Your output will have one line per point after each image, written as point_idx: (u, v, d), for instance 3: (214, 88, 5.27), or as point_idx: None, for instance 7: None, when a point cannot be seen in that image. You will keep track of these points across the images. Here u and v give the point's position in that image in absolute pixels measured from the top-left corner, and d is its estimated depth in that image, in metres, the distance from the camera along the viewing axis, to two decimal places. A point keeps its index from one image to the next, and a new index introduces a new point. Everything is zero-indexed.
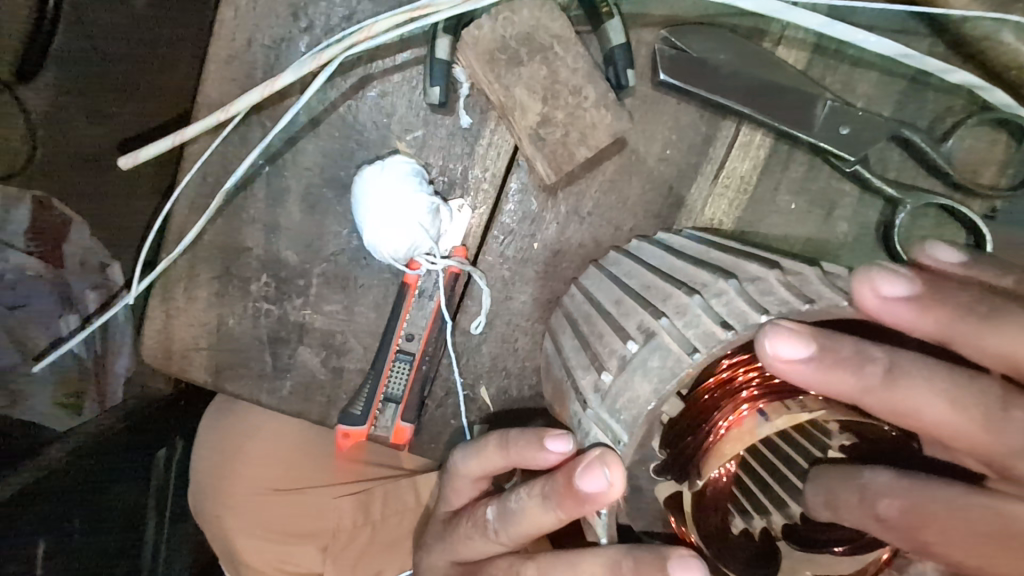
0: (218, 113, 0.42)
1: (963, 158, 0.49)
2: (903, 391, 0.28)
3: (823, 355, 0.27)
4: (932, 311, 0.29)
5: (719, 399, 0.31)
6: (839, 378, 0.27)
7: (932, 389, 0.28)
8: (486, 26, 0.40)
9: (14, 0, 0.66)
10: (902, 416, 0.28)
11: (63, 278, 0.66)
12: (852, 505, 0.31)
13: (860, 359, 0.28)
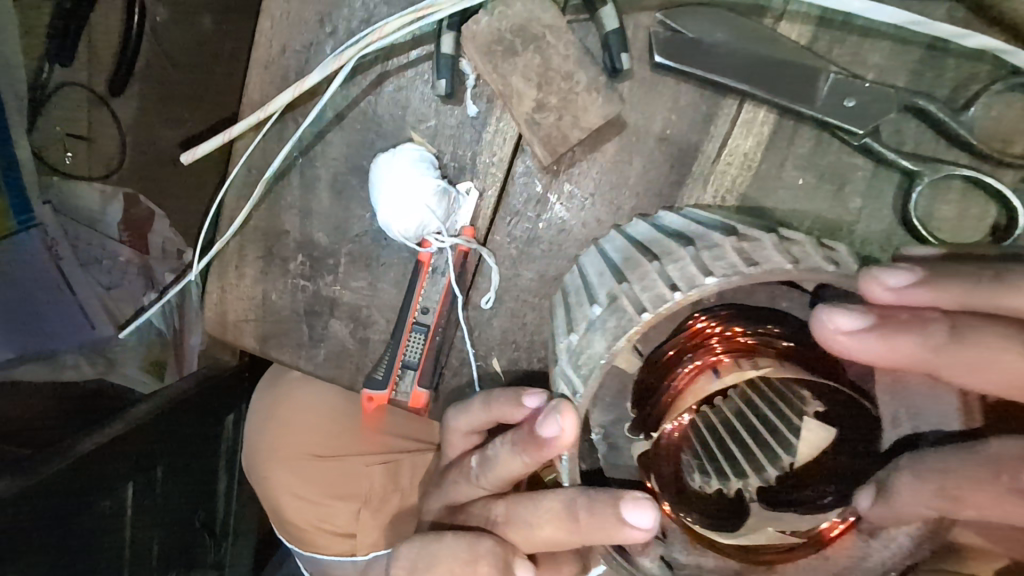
0: (258, 113, 0.49)
1: (990, 127, 0.46)
2: (968, 341, 0.32)
3: (882, 321, 0.32)
4: (958, 286, 0.33)
5: (680, 358, 0.34)
6: (903, 341, 0.32)
7: (996, 340, 0.32)
8: (483, 22, 0.43)
9: (107, 24, 0.76)
10: (981, 370, 0.32)
11: (148, 264, 0.77)
12: (983, 482, 0.31)
13: (920, 323, 0.32)
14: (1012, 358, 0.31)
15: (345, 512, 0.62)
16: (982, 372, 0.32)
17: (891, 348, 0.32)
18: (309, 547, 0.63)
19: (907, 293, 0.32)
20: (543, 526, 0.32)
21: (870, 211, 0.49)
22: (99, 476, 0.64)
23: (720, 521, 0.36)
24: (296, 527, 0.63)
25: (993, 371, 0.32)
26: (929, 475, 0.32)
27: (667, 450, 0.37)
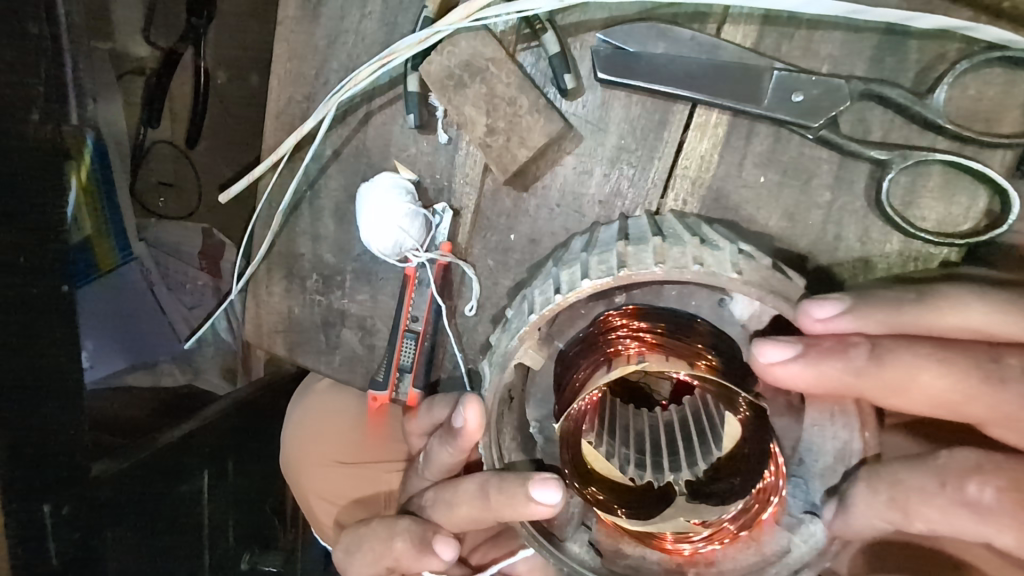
0: (270, 157, 0.58)
1: (969, 107, 0.44)
2: (891, 365, 0.33)
3: (808, 349, 0.34)
4: (881, 312, 0.35)
5: (586, 354, 0.37)
6: (827, 369, 0.34)
7: (920, 360, 0.33)
8: (435, 61, 0.48)
9: (182, 88, 0.92)
10: (905, 389, 0.33)
11: (220, 286, 0.92)
12: (932, 494, 0.34)
13: (844, 347, 0.34)
14: (932, 376, 0.33)
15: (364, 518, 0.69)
16: (905, 393, 0.34)
17: (818, 375, 0.34)
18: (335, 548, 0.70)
19: (829, 325, 0.34)
20: (458, 503, 0.37)
21: (842, 203, 0.48)
22: (179, 463, 0.77)
23: (657, 507, 0.41)
24: (323, 527, 0.70)
25: (916, 391, 0.33)
26: (884, 487, 0.35)
27: (575, 437, 0.40)
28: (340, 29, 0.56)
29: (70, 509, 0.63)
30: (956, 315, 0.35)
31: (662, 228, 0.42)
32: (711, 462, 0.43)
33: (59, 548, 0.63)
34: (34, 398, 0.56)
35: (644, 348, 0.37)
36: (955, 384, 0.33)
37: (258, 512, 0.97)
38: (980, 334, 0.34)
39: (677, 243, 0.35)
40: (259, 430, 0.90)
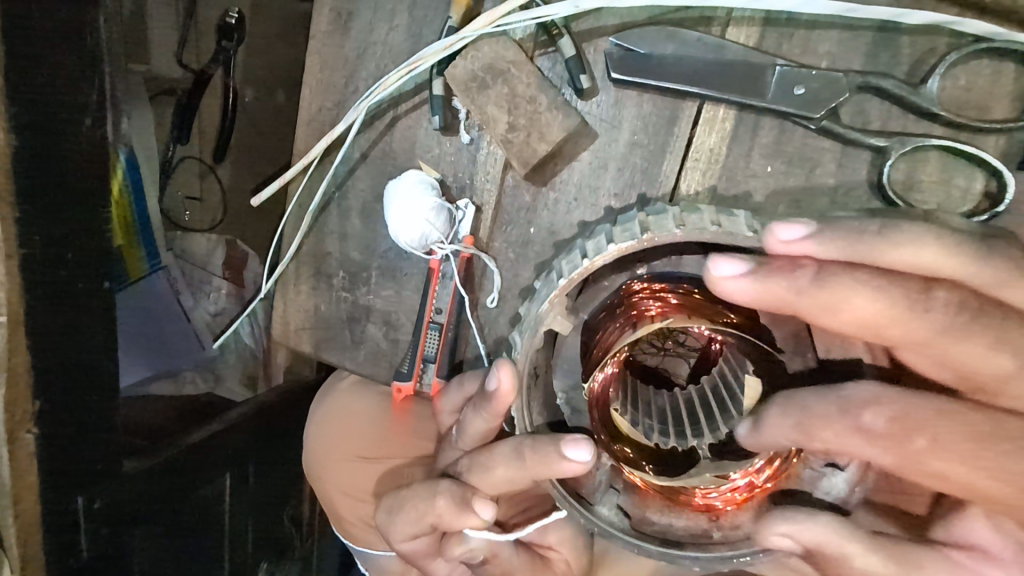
0: (301, 160, 0.62)
1: (961, 96, 0.47)
2: (829, 288, 0.35)
3: (761, 266, 0.35)
4: (841, 240, 0.35)
5: (618, 317, 0.40)
6: (771, 285, 0.35)
7: (858, 286, 0.34)
8: (460, 65, 0.52)
9: (211, 107, 0.97)
10: (837, 308, 0.35)
11: (242, 295, 0.96)
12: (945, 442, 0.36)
13: (792, 267, 0.35)
14: (864, 301, 0.34)
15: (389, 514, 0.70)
16: (834, 314, 0.35)
17: (768, 293, 0.35)
18: (360, 544, 0.72)
19: (793, 247, 0.35)
20: (496, 464, 0.38)
21: (845, 189, 0.50)
22: (203, 463, 0.79)
23: (682, 466, 0.43)
24: (348, 521, 0.72)
25: (845, 312, 0.35)
26: (793, 411, 0.38)
27: (603, 398, 0.43)
28: (369, 41, 0.60)
29: (102, 503, 0.64)
30: (912, 251, 0.34)
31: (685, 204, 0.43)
32: (730, 425, 0.44)
33: (89, 541, 0.64)
34: (75, 390, 0.59)
35: (667, 309, 0.40)
36: (884, 308, 0.35)
37: (277, 518, 0.98)
38: (922, 271, 0.35)
39: (697, 217, 0.36)
40: (282, 435, 0.92)
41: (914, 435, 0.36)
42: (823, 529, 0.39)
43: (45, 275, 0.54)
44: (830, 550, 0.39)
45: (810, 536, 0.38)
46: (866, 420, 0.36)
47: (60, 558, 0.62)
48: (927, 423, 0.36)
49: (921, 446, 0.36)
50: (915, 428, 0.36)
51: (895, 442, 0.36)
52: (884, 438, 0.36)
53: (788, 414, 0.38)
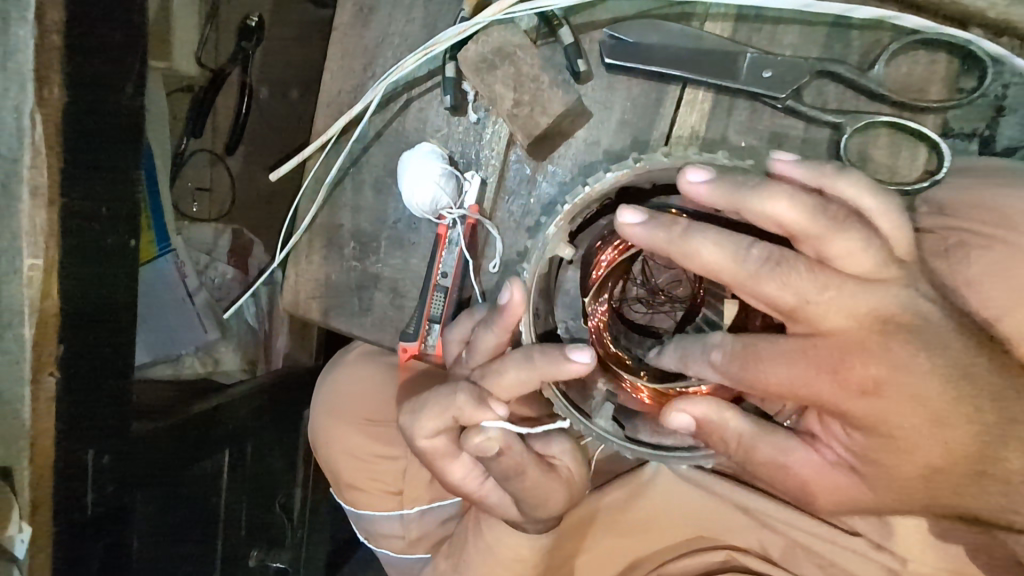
0: (321, 137, 0.67)
1: (903, 80, 0.55)
2: (691, 240, 0.40)
3: (650, 217, 0.41)
4: (724, 193, 0.40)
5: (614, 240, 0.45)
6: (650, 233, 0.41)
7: (710, 241, 0.40)
8: (472, 48, 0.58)
9: (226, 104, 1.03)
10: (691, 259, 0.40)
11: (248, 280, 1.01)
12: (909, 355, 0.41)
13: (671, 220, 0.41)
14: (712, 252, 0.40)
15: (384, 476, 0.76)
16: (688, 261, 0.40)
17: (649, 240, 0.41)
18: (364, 506, 0.77)
19: (693, 189, 0.40)
20: (511, 365, 0.41)
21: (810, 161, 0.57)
22: (206, 433, 0.80)
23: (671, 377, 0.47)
24: (352, 484, 0.77)
25: (699, 259, 0.40)
26: (676, 347, 0.45)
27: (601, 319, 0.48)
28: (387, 32, 0.67)
29: (110, 458, 0.66)
30: (775, 205, 0.38)
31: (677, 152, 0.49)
32: None
33: (94, 498, 0.65)
34: (97, 340, 0.62)
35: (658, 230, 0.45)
36: (728, 257, 0.40)
37: (270, 504, 0.98)
38: (780, 223, 0.39)
39: (681, 153, 0.43)
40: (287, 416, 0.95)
41: (748, 367, 0.41)
42: (704, 405, 0.42)
43: (79, 226, 0.58)
44: (714, 420, 0.42)
45: (696, 406, 0.42)
46: (713, 356, 0.43)
47: (65, 509, 0.63)
48: (762, 355, 0.41)
49: (755, 377, 0.41)
50: (748, 363, 0.41)
51: (733, 374, 0.42)
52: (722, 372, 0.42)
53: (674, 346, 0.45)
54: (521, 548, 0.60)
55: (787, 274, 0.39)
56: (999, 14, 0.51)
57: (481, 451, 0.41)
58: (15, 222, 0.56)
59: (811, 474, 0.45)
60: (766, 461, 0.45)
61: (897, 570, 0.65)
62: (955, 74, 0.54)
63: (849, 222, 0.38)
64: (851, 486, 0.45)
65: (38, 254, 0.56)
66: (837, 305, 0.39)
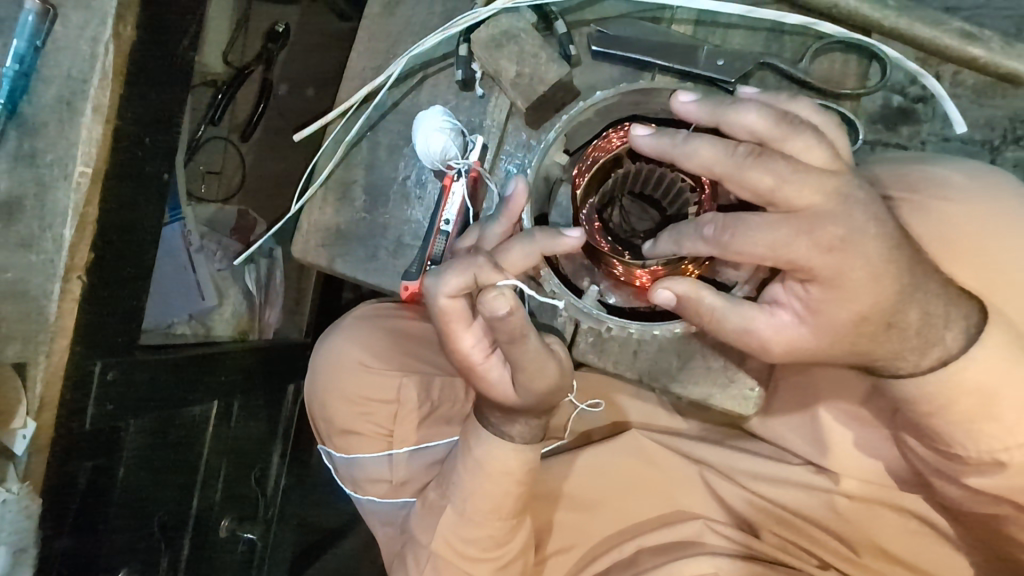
0: (345, 103, 0.77)
1: (826, 74, 0.70)
2: (691, 143, 0.50)
3: (658, 132, 0.52)
4: (709, 110, 0.51)
5: (600, 147, 0.55)
6: (659, 142, 0.51)
7: (704, 143, 0.49)
8: (483, 30, 0.70)
9: (247, 98, 1.15)
10: (689, 159, 0.50)
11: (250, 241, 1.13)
12: (839, 237, 0.49)
13: (673, 132, 0.51)
14: (707, 151, 0.49)
15: (371, 415, 0.80)
16: (688, 161, 0.50)
17: (657, 147, 0.51)
18: (354, 448, 0.81)
19: (685, 107, 0.52)
20: (516, 241, 0.49)
21: None
22: (200, 377, 0.84)
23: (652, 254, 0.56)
24: (343, 426, 0.81)
25: (696, 159, 0.50)
26: (670, 233, 0.53)
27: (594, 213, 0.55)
28: (410, 22, 0.79)
29: (114, 375, 0.70)
30: (747, 117, 0.50)
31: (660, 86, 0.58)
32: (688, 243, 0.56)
33: (94, 413, 0.68)
34: (121, 258, 0.68)
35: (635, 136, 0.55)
36: (719, 155, 0.49)
37: (247, 475, 1.02)
38: (753, 131, 0.50)
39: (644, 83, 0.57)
40: (271, 382, 1.01)
41: (735, 234, 0.49)
42: (683, 285, 0.51)
43: (127, 150, 0.66)
44: (692, 298, 0.52)
45: (677, 286, 0.52)
46: (706, 231, 0.51)
47: (68, 418, 0.65)
48: (746, 223, 0.49)
49: (739, 242, 0.49)
50: (736, 231, 0.49)
51: (717, 242, 0.50)
52: (714, 242, 0.50)
53: (669, 235, 0.53)
54: (507, 459, 0.65)
55: (767, 161, 0.48)
56: (890, 25, 0.72)
57: (494, 308, 0.47)
58: (77, 134, 0.63)
59: (770, 334, 0.54)
60: (732, 332, 0.54)
61: (834, 491, 0.75)
62: (861, 71, 0.69)
63: (804, 125, 0.49)
64: (805, 340, 0.54)
65: (89, 163, 0.63)
66: (806, 185, 0.48)
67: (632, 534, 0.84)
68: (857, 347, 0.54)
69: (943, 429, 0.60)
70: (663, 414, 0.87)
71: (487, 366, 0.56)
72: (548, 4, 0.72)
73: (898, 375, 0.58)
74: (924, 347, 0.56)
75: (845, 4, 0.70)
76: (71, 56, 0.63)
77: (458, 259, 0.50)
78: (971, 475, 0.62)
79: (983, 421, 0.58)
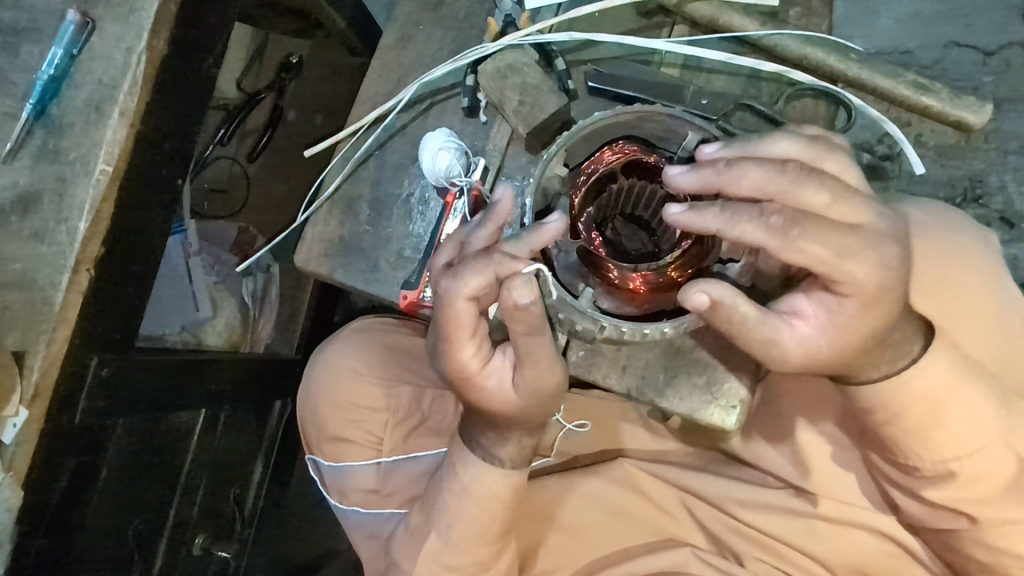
0: (356, 124, 0.83)
1: (799, 115, 0.77)
2: (734, 168, 0.53)
3: (696, 166, 0.55)
4: (736, 149, 0.56)
5: (595, 163, 0.60)
6: (703, 171, 0.54)
7: (752, 164, 0.53)
8: (489, 63, 0.76)
9: (257, 122, 1.21)
10: (741, 179, 0.53)
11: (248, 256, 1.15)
12: (858, 253, 0.53)
13: (713, 162, 0.54)
14: (754, 170, 0.53)
15: (361, 421, 0.82)
16: (737, 184, 0.53)
17: (701, 180, 0.54)
18: (341, 457, 0.82)
19: (712, 153, 0.56)
20: (502, 250, 0.53)
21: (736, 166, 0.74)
22: (189, 382, 0.83)
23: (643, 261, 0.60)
24: (333, 434, 0.82)
25: (745, 181, 0.53)
26: (726, 217, 0.52)
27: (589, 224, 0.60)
28: (422, 54, 0.86)
29: (109, 372, 0.70)
30: (773, 151, 0.56)
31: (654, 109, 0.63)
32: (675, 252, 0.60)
33: (84, 408, 0.68)
34: (128, 259, 0.70)
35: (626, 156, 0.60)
36: (768, 173, 0.53)
37: (226, 491, 1.01)
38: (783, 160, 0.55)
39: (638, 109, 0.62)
40: (258, 396, 1.01)
41: (800, 229, 0.52)
42: (722, 290, 0.53)
43: (147, 153, 0.69)
44: (727, 303, 0.53)
45: (715, 289, 0.53)
46: (771, 221, 0.52)
47: (59, 411, 0.65)
48: (811, 223, 0.52)
49: (803, 239, 0.52)
50: (801, 226, 0.52)
51: (783, 237, 0.52)
52: (779, 234, 0.52)
53: (726, 223, 0.52)
54: (493, 484, 0.66)
55: (816, 180, 0.53)
56: (853, 75, 0.81)
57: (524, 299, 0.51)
58: (101, 134, 0.66)
59: (794, 345, 0.56)
60: (760, 342, 0.56)
61: (812, 513, 0.77)
62: (830, 115, 0.77)
63: (824, 153, 0.56)
64: (822, 352, 0.57)
65: (110, 163, 0.66)
66: (843, 201, 0.53)
67: (619, 558, 0.83)
68: (862, 356, 0.58)
69: (897, 436, 0.63)
70: (648, 438, 0.88)
71: (492, 370, 0.59)
72: (550, 45, 0.79)
73: (869, 381, 0.61)
74: (894, 355, 0.60)
75: (813, 55, 0.79)
76: (105, 63, 0.67)
77: (473, 263, 0.53)
78: (927, 486, 0.66)
79: (931, 430, 0.62)
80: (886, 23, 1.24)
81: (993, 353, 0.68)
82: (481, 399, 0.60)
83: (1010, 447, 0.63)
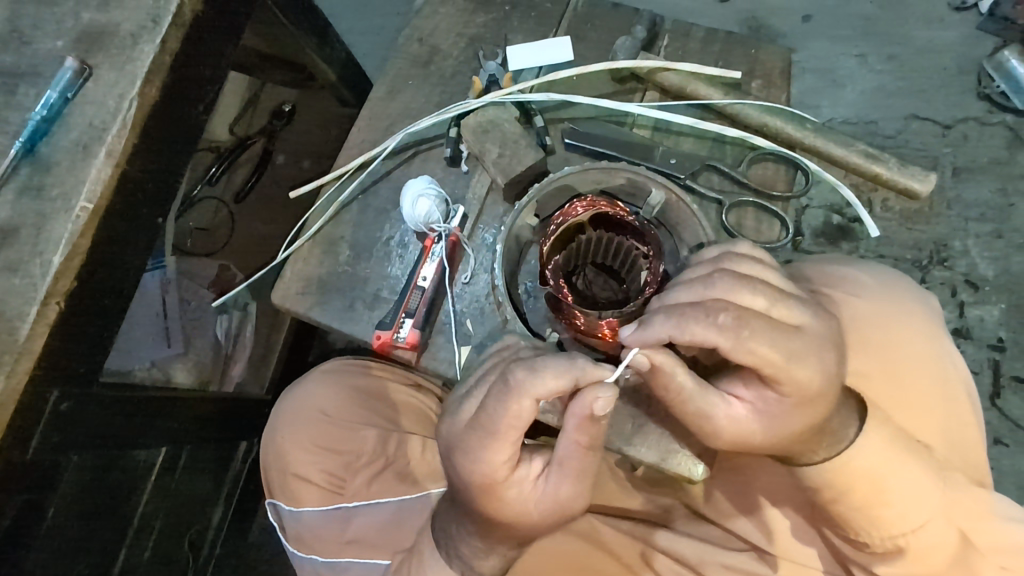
0: (341, 169, 0.86)
1: (761, 177, 0.82)
2: (666, 297, 0.56)
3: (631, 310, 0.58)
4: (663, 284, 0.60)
5: (566, 213, 0.62)
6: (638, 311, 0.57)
7: (676, 291, 0.56)
8: (471, 118, 0.81)
9: (246, 162, 1.24)
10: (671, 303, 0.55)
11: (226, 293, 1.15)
12: (806, 358, 0.53)
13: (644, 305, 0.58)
14: (679, 294, 0.56)
15: (324, 462, 0.81)
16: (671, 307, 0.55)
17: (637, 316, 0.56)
18: (298, 501, 0.81)
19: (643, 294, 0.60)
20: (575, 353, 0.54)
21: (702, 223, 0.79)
22: (151, 422, 0.81)
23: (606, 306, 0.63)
24: (293, 476, 0.81)
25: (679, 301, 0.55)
26: (671, 330, 0.53)
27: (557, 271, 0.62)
28: (409, 106, 0.90)
29: (68, 407, 0.67)
30: (695, 271, 0.58)
31: (618, 167, 0.68)
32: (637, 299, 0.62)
33: (38, 445, 0.65)
34: (106, 288, 0.70)
35: (594, 207, 0.62)
36: (693, 293, 0.55)
37: (181, 536, 0.99)
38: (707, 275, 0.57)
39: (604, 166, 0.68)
40: (221, 436, 1.00)
41: (747, 328, 0.52)
42: (664, 355, 0.54)
43: (130, 191, 0.71)
44: (667, 368, 0.55)
45: (657, 354, 0.54)
46: (719, 320, 0.52)
47: (9, 448, 0.63)
48: (756, 321, 0.52)
49: (750, 339, 0.52)
50: (747, 325, 0.52)
51: (733, 334, 0.52)
52: (729, 332, 0.52)
53: (676, 331, 0.53)
54: None
55: (747, 283, 0.54)
56: (809, 143, 0.86)
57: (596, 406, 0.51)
58: (86, 172, 0.68)
59: (726, 424, 0.58)
60: (693, 413, 0.57)
61: None
62: (790, 177, 0.82)
63: (746, 257, 0.58)
64: (754, 435, 0.58)
65: (92, 201, 0.67)
66: (777, 304, 0.54)
67: None
68: (795, 444, 0.59)
69: (847, 513, 0.63)
70: (616, 490, 0.86)
71: (516, 479, 0.58)
72: (529, 104, 0.84)
73: (810, 463, 0.61)
74: (831, 441, 0.60)
75: (773, 123, 0.84)
76: (97, 106, 0.70)
77: (553, 361, 0.52)
78: (877, 562, 0.66)
79: (876, 508, 0.61)
80: (853, 95, 1.34)
81: (954, 413, 0.69)
82: (505, 509, 0.59)
83: (953, 523, 0.62)
